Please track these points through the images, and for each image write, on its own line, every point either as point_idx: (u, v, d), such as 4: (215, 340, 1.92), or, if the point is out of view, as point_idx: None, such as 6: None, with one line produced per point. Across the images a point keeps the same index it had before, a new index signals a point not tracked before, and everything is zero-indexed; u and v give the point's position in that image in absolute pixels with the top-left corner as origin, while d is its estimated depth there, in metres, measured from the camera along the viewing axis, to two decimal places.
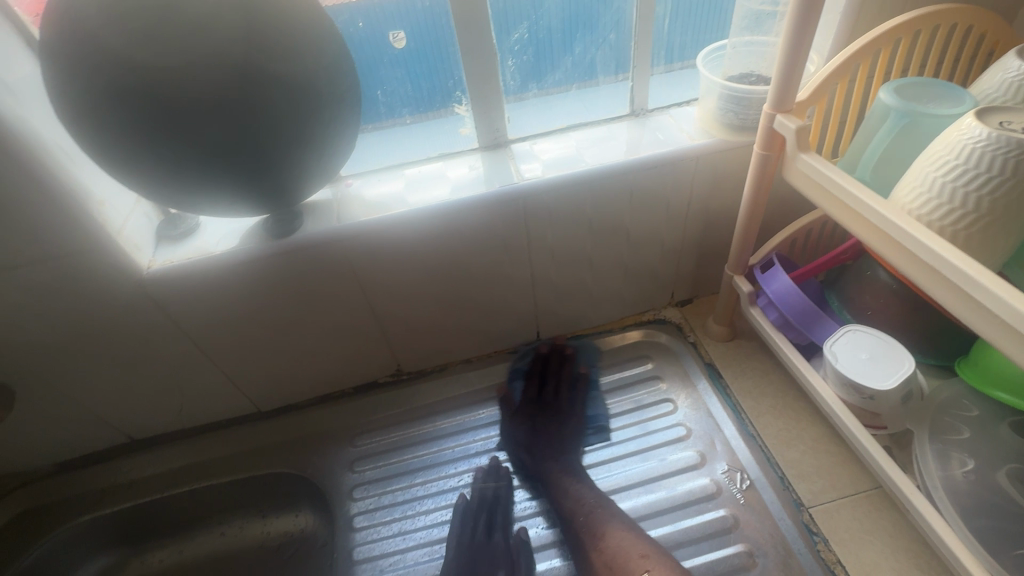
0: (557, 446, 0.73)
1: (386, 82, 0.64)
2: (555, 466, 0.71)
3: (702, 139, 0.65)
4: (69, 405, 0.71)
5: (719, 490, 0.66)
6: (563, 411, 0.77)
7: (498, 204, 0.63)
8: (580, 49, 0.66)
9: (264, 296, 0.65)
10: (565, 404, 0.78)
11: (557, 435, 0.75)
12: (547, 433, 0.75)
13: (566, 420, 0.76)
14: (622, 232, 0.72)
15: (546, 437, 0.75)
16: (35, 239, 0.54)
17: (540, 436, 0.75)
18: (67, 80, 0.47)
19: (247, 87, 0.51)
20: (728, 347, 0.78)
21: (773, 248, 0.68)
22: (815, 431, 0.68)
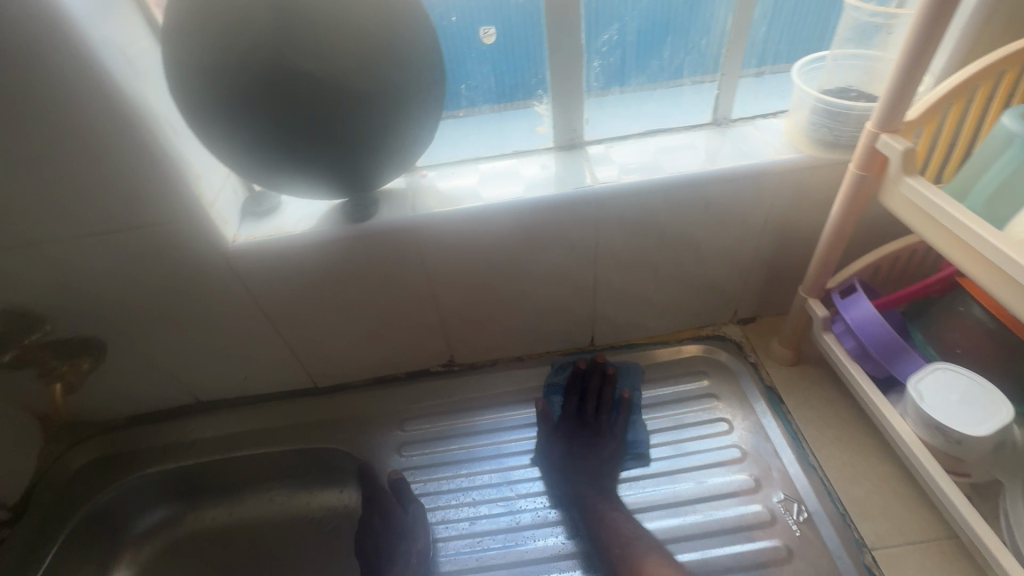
0: (606, 468, 0.70)
1: (471, 76, 0.65)
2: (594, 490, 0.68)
3: (789, 154, 0.62)
4: (148, 363, 0.75)
5: (773, 519, 0.64)
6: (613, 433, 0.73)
7: (570, 205, 0.63)
8: (668, 53, 0.65)
9: (335, 277, 0.68)
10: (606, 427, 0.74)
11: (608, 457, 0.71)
12: (583, 454, 0.72)
13: (603, 447, 0.72)
14: (693, 243, 0.70)
15: (593, 458, 0.71)
16: (138, 206, 0.58)
17: (589, 457, 0.72)
18: (186, 59, 0.51)
19: (345, 73, 0.52)
20: (792, 372, 0.75)
21: (855, 273, 0.65)
22: (883, 470, 0.64)
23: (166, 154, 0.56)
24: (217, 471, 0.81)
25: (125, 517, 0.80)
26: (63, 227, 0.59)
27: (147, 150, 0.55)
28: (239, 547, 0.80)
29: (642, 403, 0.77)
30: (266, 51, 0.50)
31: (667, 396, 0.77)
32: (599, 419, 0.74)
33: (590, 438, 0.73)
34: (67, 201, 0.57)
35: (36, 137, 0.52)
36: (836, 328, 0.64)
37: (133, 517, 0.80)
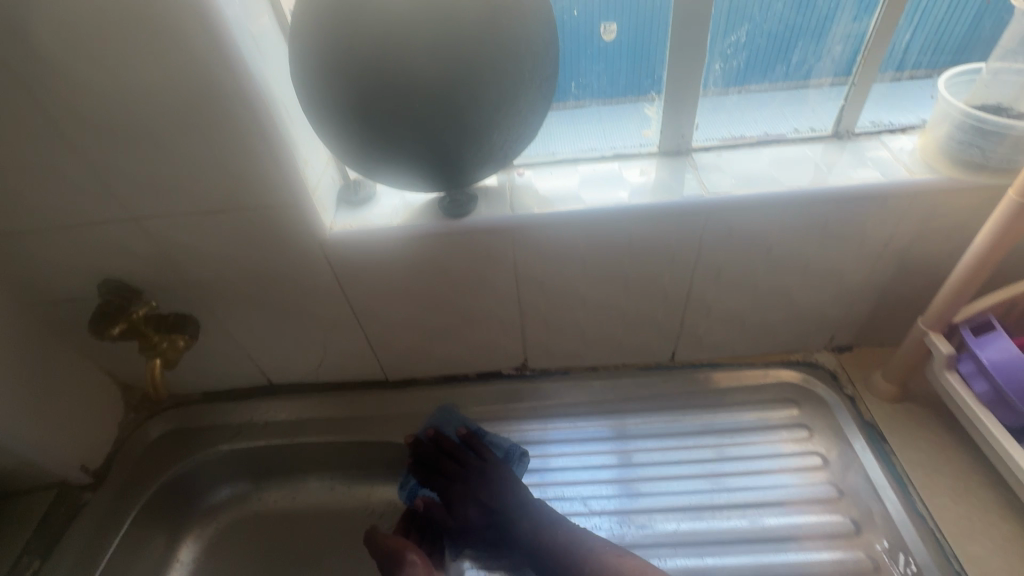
0: (499, 496, 0.67)
1: (583, 74, 0.62)
2: (512, 516, 0.65)
3: (924, 174, 0.57)
4: (231, 342, 0.76)
5: (877, 569, 0.59)
6: (486, 468, 0.70)
7: (677, 214, 0.60)
8: (796, 58, 0.60)
9: (424, 272, 0.66)
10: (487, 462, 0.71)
11: (481, 484, 0.69)
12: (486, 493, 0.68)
13: (484, 475, 0.70)
14: (800, 262, 0.65)
15: (473, 490, 0.69)
16: (244, 189, 0.59)
17: (467, 498, 0.69)
18: (313, 44, 0.50)
19: (471, 68, 0.51)
20: (895, 410, 0.70)
21: (989, 307, 0.59)
22: (1003, 527, 0.59)
23: (277, 138, 0.56)
24: (284, 455, 0.82)
25: (196, 491, 0.81)
26: (172, 206, 0.60)
27: (261, 133, 0.55)
28: (301, 534, 0.81)
29: (705, 429, 0.73)
30: (391, 37, 0.48)
31: (726, 425, 0.73)
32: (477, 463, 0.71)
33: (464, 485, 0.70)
34: (179, 180, 0.58)
35: (161, 117, 0.53)
36: (963, 366, 0.58)
37: (203, 492, 0.82)
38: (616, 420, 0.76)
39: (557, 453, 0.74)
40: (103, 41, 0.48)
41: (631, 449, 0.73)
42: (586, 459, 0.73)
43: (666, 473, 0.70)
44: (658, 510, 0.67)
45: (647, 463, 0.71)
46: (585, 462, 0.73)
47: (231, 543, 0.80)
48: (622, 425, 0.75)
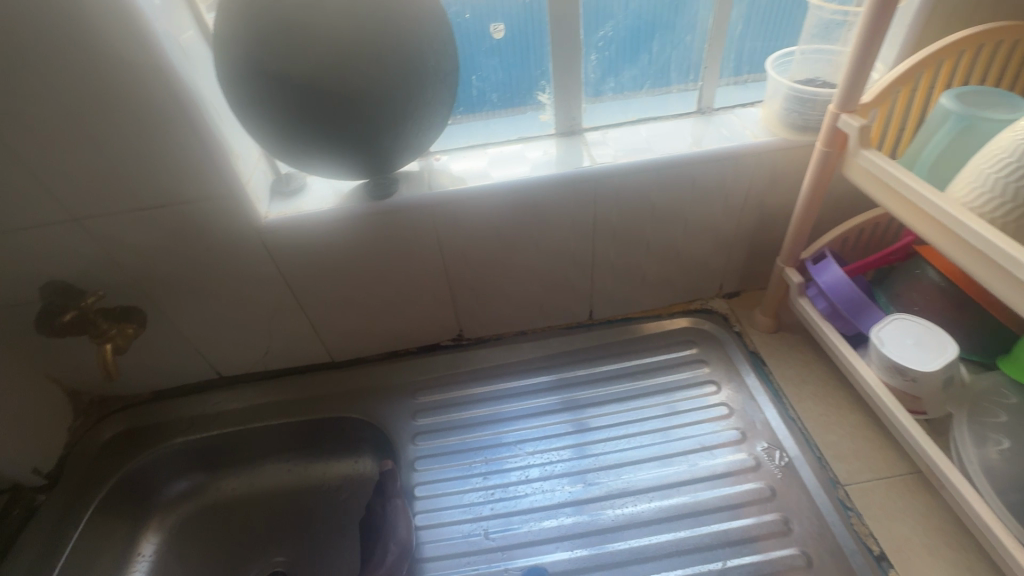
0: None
1: (482, 68, 0.72)
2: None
3: (766, 137, 0.70)
4: (178, 336, 0.81)
5: (756, 465, 0.70)
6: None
7: (570, 183, 0.70)
8: (657, 48, 0.72)
9: (357, 250, 0.74)
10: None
11: None
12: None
13: None
14: (681, 219, 0.77)
15: None
16: (182, 183, 0.65)
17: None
18: (233, 47, 0.57)
19: (377, 65, 0.59)
20: (773, 338, 0.83)
21: (825, 243, 0.72)
22: (854, 418, 0.71)
23: (211, 135, 0.63)
24: (240, 442, 0.86)
25: (153, 484, 0.84)
26: (113, 203, 0.65)
27: (196, 131, 0.62)
28: (262, 514, 0.85)
29: (635, 369, 0.84)
30: (301, 38, 0.56)
31: (644, 367, 0.84)
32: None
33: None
34: (118, 177, 0.63)
35: (95, 119, 0.58)
36: (810, 292, 0.72)
37: (160, 485, 0.85)
38: (563, 372, 0.86)
39: (512, 405, 0.83)
40: (35, 52, 0.53)
41: (576, 394, 0.83)
42: (536, 407, 0.82)
43: (600, 410, 0.81)
44: (602, 439, 0.77)
45: (591, 404, 0.81)
46: (536, 410, 0.82)
47: (193, 531, 0.84)
48: (569, 375, 0.85)
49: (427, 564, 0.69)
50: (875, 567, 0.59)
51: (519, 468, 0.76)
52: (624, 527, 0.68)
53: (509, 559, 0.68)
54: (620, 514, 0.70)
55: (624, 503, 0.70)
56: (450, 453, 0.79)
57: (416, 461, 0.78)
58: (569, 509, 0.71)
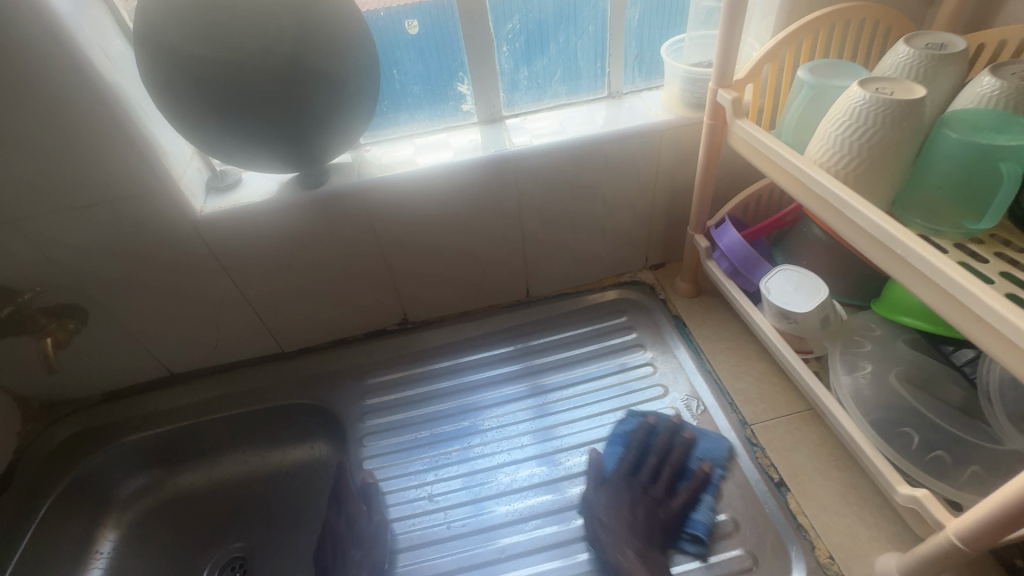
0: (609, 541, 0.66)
1: (402, 63, 0.76)
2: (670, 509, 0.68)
3: (667, 116, 0.77)
4: (123, 335, 0.83)
5: (678, 415, 0.77)
6: (662, 502, 0.70)
7: (491, 166, 0.76)
8: (564, 39, 0.78)
9: (294, 240, 0.78)
10: (671, 500, 0.69)
11: None
12: (632, 518, 0.68)
13: None
14: (599, 195, 0.83)
15: None
16: (114, 181, 0.67)
17: (651, 523, 0.68)
18: (153, 49, 0.61)
19: (294, 61, 0.63)
20: (693, 302, 0.90)
21: (727, 210, 0.80)
22: (761, 366, 0.79)
23: (140, 135, 0.66)
24: (194, 435, 0.89)
25: (108, 482, 0.86)
26: (47, 203, 0.67)
27: (125, 131, 0.65)
28: (220, 503, 0.87)
29: (584, 335, 0.91)
30: (219, 39, 0.60)
31: (590, 333, 0.91)
32: (676, 491, 0.70)
33: (651, 499, 0.70)
34: (50, 176, 0.65)
35: (22, 122, 0.61)
36: (715, 255, 0.79)
37: (115, 483, 0.86)
38: (521, 341, 0.92)
39: (469, 376, 0.88)
40: None
41: (533, 362, 0.89)
42: (491, 376, 0.88)
43: (556, 374, 0.86)
44: (560, 399, 0.83)
45: (550, 369, 0.87)
46: (492, 379, 0.87)
47: (151, 525, 0.86)
48: (525, 344, 0.91)
49: (398, 522, 0.74)
50: (774, 492, 0.66)
51: (469, 434, 0.81)
52: (566, 477, 0.75)
53: (475, 509, 0.74)
54: (572, 464, 0.76)
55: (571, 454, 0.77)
56: (400, 426, 0.83)
57: (366, 437, 0.83)
58: (534, 462, 0.77)
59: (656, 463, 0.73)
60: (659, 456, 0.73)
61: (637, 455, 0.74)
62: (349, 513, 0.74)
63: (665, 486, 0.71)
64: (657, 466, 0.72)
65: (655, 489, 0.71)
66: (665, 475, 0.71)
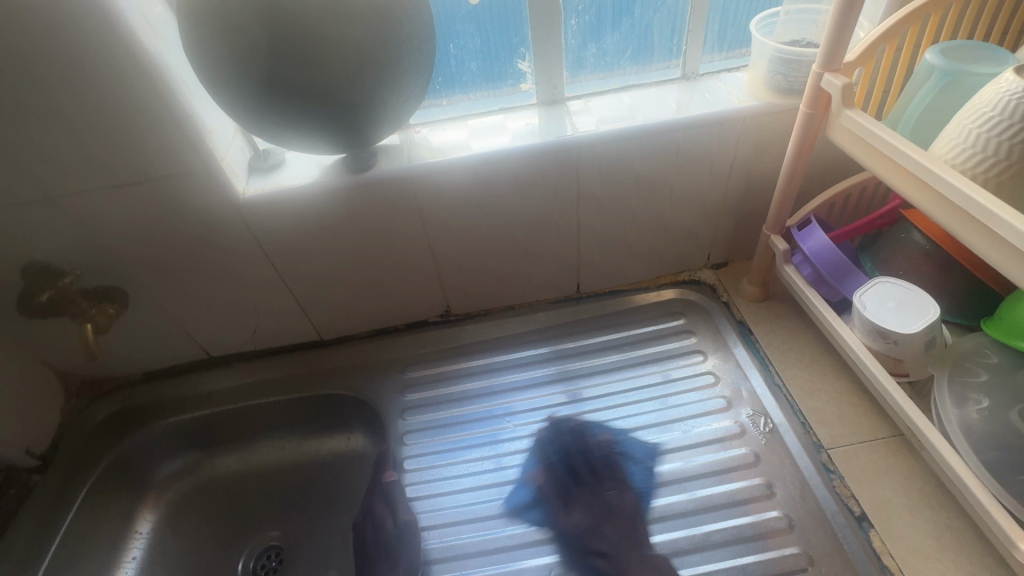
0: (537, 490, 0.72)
1: (459, 36, 0.70)
2: (635, 571, 0.63)
3: (751, 102, 0.69)
4: (163, 317, 0.80)
5: (742, 431, 0.71)
6: (609, 484, 0.71)
7: (551, 153, 0.69)
8: (640, 11, 0.70)
9: (339, 225, 0.73)
10: (605, 485, 0.71)
11: None
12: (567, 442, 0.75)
13: None
14: (666, 187, 0.76)
15: None
16: (157, 160, 0.64)
17: (590, 500, 0.70)
18: (199, 17, 0.55)
19: (348, 35, 0.57)
20: (760, 307, 0.82)
21: (811, 210, 0.72)
22: (839, 383, 0.72)
23: (182, 110, 0.62)
24: (231, 420, 0.87)
25: (146, 463, 0.85)
26: (86, 180, 0.64)
27: (166, 107, 0.61)
28: (256, 491, 0.86)
29: (626, 340, 0.84)
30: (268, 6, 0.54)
31: (638, 337, 0.84)
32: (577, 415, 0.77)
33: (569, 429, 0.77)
34: (91, 151, 0.62)
35: (62, 95, 0.57)
36: (796, 259, 0.71)
37: (154, 464, 0.85)
38: (563, 342, 0.86)
39: (506, 378, 0.83)
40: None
41: (572, 365, 0.83)
42: (527, 378, 0.83)
43: (600, 379, 0.81)
44: (598, 408, 0.78)
45: (591, 373, 0.82)
46: (531, 381, 0.83)
47: (189, 508, 0.85)
48: (570, 344, 0.86)
49: (427, 531, 0.70)
50: (854, 526, 0.61)
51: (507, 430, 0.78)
52: (606, 495, 0.70)
53: (503, 526, 0.70)
54: (611, 481, 0.71)
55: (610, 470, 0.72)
56: (437, 426, 0.79)
57: (404, 435, 0.79)
58: (568, 475, 0.73)
59: (574, 460, 0.74)
60: (577, 459, 0.74)
61: (569, 456, 0.74)
62: (376, 516, 0.72)
63: (596, 476, 0.72)
64: (579, 466, 0.73)
65: (579, 471, 0.73)
66: (586, 471, 0.73)
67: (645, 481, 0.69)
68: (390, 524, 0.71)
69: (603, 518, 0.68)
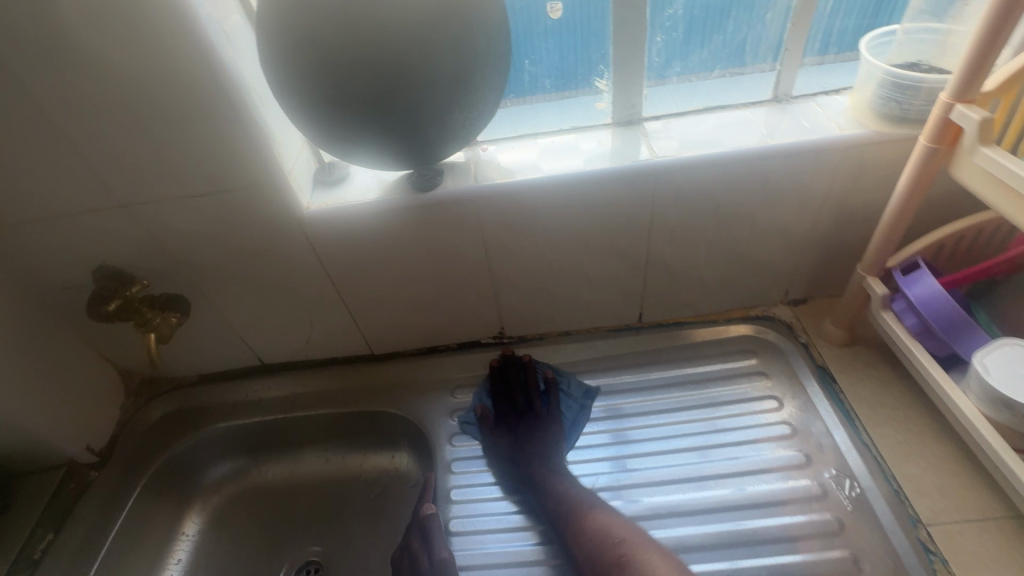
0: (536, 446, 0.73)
1: (536, 51, 0.68)
2: (540, 471, 0.71)
3: (853, 129, 0.62)
4: (220, 323, 0.81)
5: (823, 493, 0.64)
6: (543, 417, 0.76)
7: (626, 177, 0.65)
8: (732, 28, 0.66)
9: (400, 241, 0.71)
10: (540, 408, 0.77)
11: None
12: (524, 430, 0.75)
13: None
14: (748, 218, 0.70)
15: None
16: (227, 172, 0.63)
17: (507, 430, 0.76)
18: (277, 32, 0.54)
19: (423, 52, 0.54)
20: (845, 353, 0.75)
21: (917, 251, 0.64)
22: (940, 449, 0.64)
23: (254, 123, 0.61)
24: (279, 429, 0.86)
25: (196, 466, 0.85)
26: (160, 189, 0.64)
27: (239, 119, 0.60)
28: (299, 503, 0.85)
29: (689, 378, 0.78)
30: (347, 21, 0.52)
31: (702, 375, 0.78)
32: (544, 405, 0.78)
33: (529, 416, 0.77)
34: (167, 162, 0.62)
35: (142, 106, 0.58)
36: (896, 305, 0.64)
37: (203, 468, 0.86)
38: (619, 375, 0.81)
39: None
40: (84, 40, 0.53)
41: (628, 401, 0.78)
42: (581, 412, 0.78)
43: (659, 420, 0.75)
44: (656, 452, 0.72)
45: (650, 412, 0.76)
46: (585, 415, 0.78)
47: (233, 514, 0.85)
48: (627, 377, 0.80)
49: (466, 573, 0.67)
50: None
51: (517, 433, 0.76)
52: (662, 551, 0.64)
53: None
54: (668, 535, 0.65)
55: (664, 525, 0.66)
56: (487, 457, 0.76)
57: (452, 463, 0.76)
58: None
59: (512, 381, 0.79)
60: (506, 388, 0.80)
61: (505, 391, 0.79)
62: (412, 552, 0.68)
63: (527, 401, 0.78)
64: (513, 382, 0.79)
65: (507, 400, 0.79)
66: (521, 390, 0.79)
67: (577, 416, 0.77)
68: (427, 563, 0.66)
69: (523, 453, 0.73)
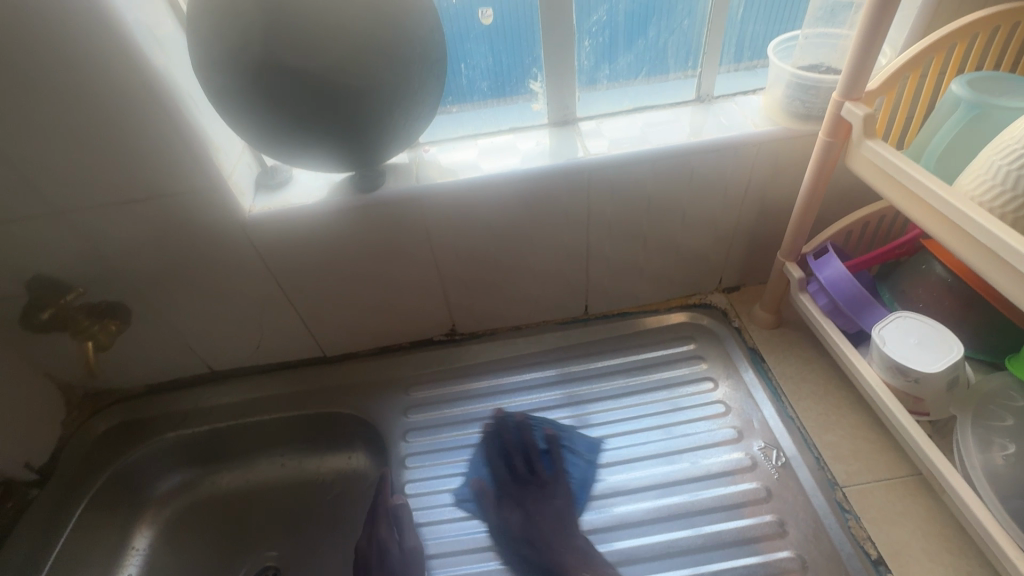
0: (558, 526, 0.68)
1: (471, 56, 0.70)
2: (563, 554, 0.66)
3: (766, 126, 0.67)
4: (165, 331, 0.80)
5: (753, 464, 0.69)
6: (546, 483, 0.73)
7: (560, 174, 0.68)
8: (654, 33, 0.70)
9: (346, 242, 0.72)
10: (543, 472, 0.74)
11: None
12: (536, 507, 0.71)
13: None
14: (677, 211, 0.74)
15: None
16: (164, 177, 0.63)
17: (520, 510, 0.71)
18: (210, 38, 0.55)
19: (357, 57, 0.56)
20: (773, 334, 0.80)
21: (827, 237, 0.70)
22: (855, 418, 0.70)
23: (189, 127, 0.61)
24: (231, 436, 0.85)
25: (145, 479, 0.84)
26: (93, 195, 0.63)
27: (174, 124, 0.60)
28: (255, 509, 0.84)
29: (633, 365, 0.82)
30: (280, 27, 0.53)
31: (645, 361, 0.83)
32: (547, 466, 0.74)
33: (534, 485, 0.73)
34: (100, 168, 0.61)
35: (70, 112, 0.57)
36: (811, 288, 0.69)
37: (152, 480, 0.84)
38: (567, 365, 0.84)
39: (511, 401, 0.81)
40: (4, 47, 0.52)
41: (578, 389, 0.81)
42: (533, 403, 0.81)
43: (606, 406, 0.79)
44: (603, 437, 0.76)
45: (597, 399, 0.80)
46: (537, 405, 0.81)
47: (186, 525, 0.83)
48: (575, 368, 0.84)
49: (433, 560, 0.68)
50: (872, 571, 0.58)
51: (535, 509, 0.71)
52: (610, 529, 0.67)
53: (506, 557, 0.67)
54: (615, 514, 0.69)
55: (613, 503, 0.69)
56: (445, 449, 0.78)
57: (407, 458, 0.77)
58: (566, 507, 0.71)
59: (511, 443, 0.77)
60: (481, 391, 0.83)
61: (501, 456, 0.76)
62: (380, 541, 0.69)
63: (528, 466, 0.75)
64: (511, 449, 0.77)
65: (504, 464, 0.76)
66: (522, 458, 0.76)
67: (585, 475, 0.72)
68: (397, 548, 0.68)
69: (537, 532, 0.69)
